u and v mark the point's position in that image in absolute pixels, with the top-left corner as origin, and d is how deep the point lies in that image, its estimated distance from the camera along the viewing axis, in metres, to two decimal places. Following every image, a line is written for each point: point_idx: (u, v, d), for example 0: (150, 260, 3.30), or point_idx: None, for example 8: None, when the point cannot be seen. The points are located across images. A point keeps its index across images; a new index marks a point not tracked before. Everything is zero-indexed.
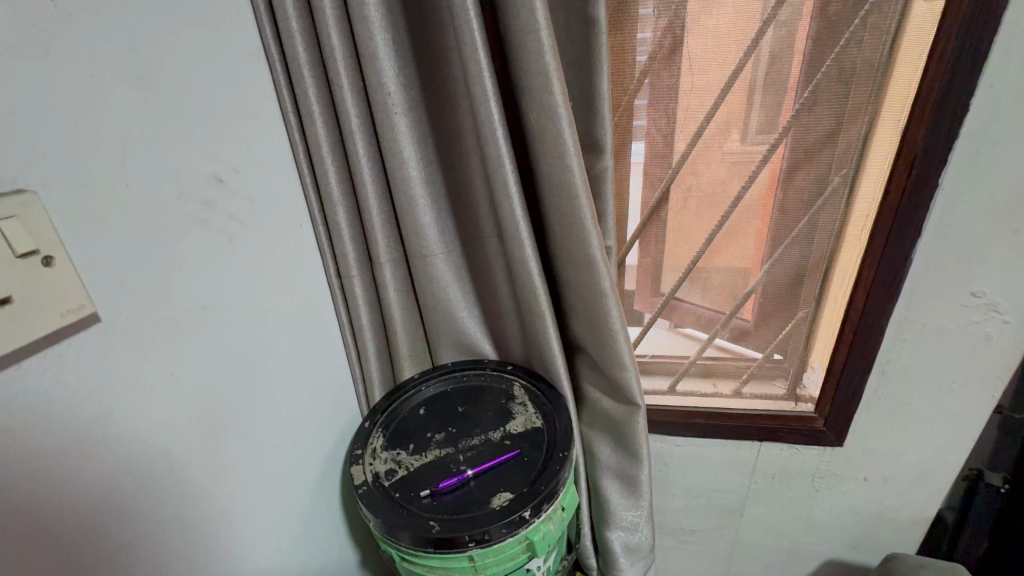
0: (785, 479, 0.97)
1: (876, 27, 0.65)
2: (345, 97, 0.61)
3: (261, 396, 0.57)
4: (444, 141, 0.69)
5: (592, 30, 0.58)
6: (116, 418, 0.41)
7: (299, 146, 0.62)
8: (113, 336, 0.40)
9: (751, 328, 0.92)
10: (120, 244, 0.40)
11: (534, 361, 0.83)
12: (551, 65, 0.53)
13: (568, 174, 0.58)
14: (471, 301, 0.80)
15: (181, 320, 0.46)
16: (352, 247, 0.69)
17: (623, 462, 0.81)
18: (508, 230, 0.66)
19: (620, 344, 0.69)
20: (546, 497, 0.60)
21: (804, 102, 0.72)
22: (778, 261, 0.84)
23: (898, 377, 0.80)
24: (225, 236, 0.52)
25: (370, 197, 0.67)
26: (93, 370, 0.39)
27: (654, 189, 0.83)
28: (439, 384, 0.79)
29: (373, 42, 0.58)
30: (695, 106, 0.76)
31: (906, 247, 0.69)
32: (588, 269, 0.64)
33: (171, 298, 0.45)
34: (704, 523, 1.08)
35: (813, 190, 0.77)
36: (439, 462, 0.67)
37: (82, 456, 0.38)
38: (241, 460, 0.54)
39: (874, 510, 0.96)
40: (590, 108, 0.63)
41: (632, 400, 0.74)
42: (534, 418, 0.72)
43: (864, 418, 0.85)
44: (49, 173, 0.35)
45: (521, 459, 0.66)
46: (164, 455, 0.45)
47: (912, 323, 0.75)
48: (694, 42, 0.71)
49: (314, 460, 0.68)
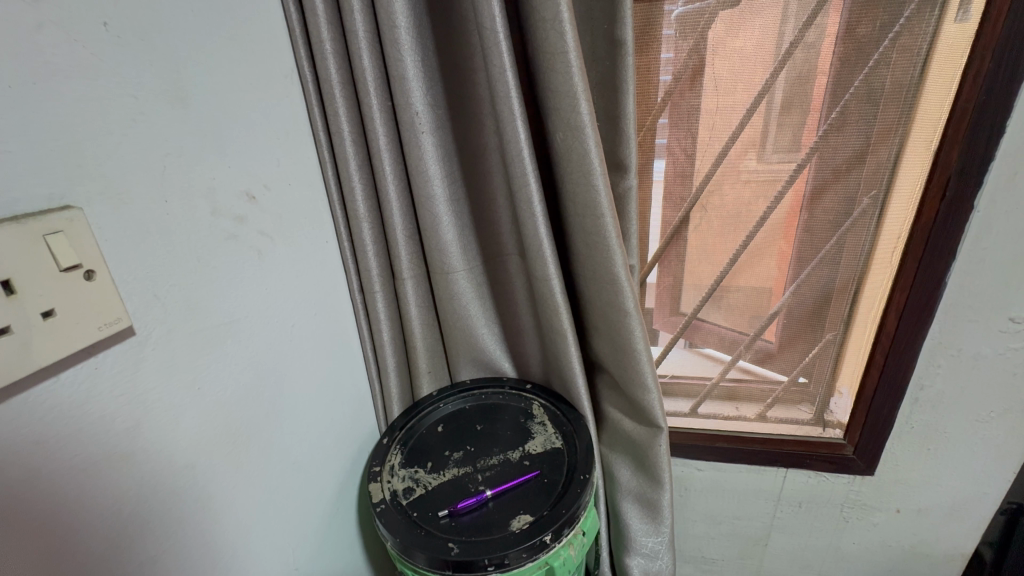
0: (812, 509, 0.93)
1: (905, 48, 0.65)
2: (373, 116, 0.62)
3: (283, 411, 0.58)
4: (467, 160, 0.70)
5: (618, 52, 0.59)
6: (144, 432, 0.41)
7: (328, 164, 0.63)
8: (145, 348, 0.41)
9: (775, 350, 0.90)
10: (156, 258, 0.41)
11: (553, 379, 0.82)
12: (579, 85, 0.53)
13: (593, 193, 0.58)
14: (491, 317, 0.80)
15: (210, 335, 0.47)
16: (374, 262, 0.70)
17: (644, 486, 0.79)
18: (531, 248, 0.66)
19: (643, 364, 0.68)
20: (566, 521, 0.58)
21: (831, 122, 0.71)
22: (803, 283, 0.83)
23: (932, 404, 0.77)
24: (255, 252, 0.52)
25: (395, 214, 0.68)
26: (125, 385, 0.39)
27: (677, 208, 0.83)
28: (458, 401, 0.78)
29: (403, 63, 0.59)
30: (719, 126, 0.76)
31: (940, 270, 0.67)
32: (611, 287, 0.64)
33: (203, 312, 0.46)
34: (726, 552, 1.04)
35: (840, 211, 0.76)
36: (457, 481, 0.66)
37: (112, 471, 0.38)
38: (262, 476, 0.54)
39: (908, 544, 0.92)
40: (615, 127, 0.63)
41: (655, 422, 0.73)
42: (554, 438, 0.71)
43: (896, 446, 0.82)
44: (93, 190, 0.36)
45: (541, 480, 0.65)
46: (190, 470, 0.45)
47: (948, 349, 0.72)
48: (719, 63, 0.71)
49: (331, 475, 0.67)
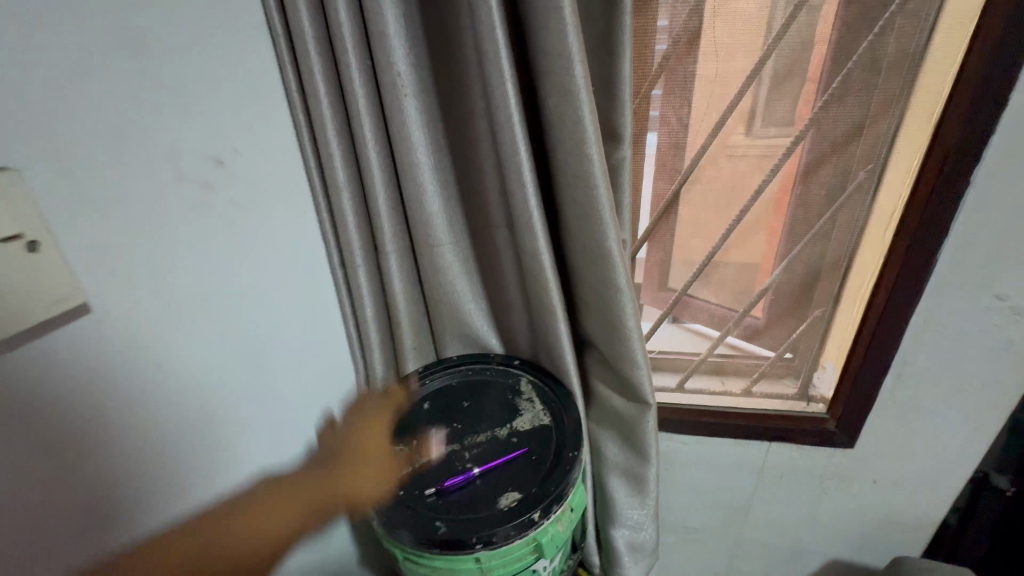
0: (793, 480, 0.95)
1: (912, 13, 0.62)
2: (352, 76, 0.57)
3: (259, 382, 0.57)
4: (454, 126, 0.66)
5: (615, 11, 0.55)
6: (106, 384, 0.41)
7: (303, 129, 0.59)
8: (104, 306, 0.40)
9: (763, 326, 0.91)
10: (115, 220, 0.40)
11: (541, 355, 0.80)
12: (573, 46, 0.50)
13: (586, 164, 0.55)
14: (478, 292, 0.77)
15: (177, 299, 0.46)
16: (357, 236, 0.66)
17: (631, 461, 0.79)
18: (520, 220, 0.63)
19: (633, 340, 0.67)
20: (555, 498, 0.58)
21: (832, 92, 0.69)
22: (794, 259, 0.82)
23: (914, 378, 0.78)
24: (224, 224, 0.50)
25: (377, 184, 0.64)
26: (83, 341, 0.39)
27: (670, 181, 0.80)
28: (444, 378, 0.77)
29: (383, 18, 0.55)
30: (717, 95, 0.73)
31: (932, 247, 0.67)
32: (603, 261, 0.62)
33: (166, 277, 0.45)
34: (708, 522, 1.07)
35: (834, 185, 0.75)
36: (444, 459, 0.65)
37: (73, 444, 0.39)
38: (231, 450, 0.54)
39: (882, 512, 0.95)
40: (610, 95, 0.60)
41: (643, 398, 0.72)
42: (542, 415, 0.70)
43: (876, 420, 0.84)
44: (42, 149, 0.35)
45: (529, 457, 0.64)
46: (157, 425, 0.45)
47: (932, 325, 0.73)
48: (720, 25, 0.68)
49: (313, 449, 0.67)
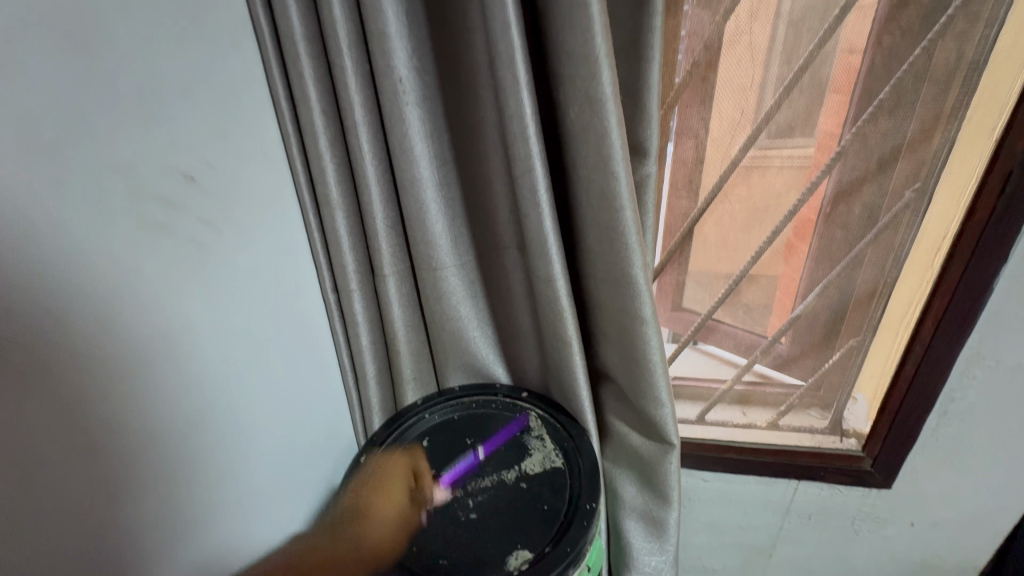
0: (821, 520, 0.88)
1: (972, 18, 0.56)
2: (348, 81, 0.51)
3: (251, 411, 0.51)
4: (460, 136, 0.60)
5: (645, 11, 0.49)
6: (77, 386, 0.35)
7: (292, 138, 0.53)
8: (76, 303, 0.35)
9: (792, 354, 0.84)
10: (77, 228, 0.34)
11: (552, 387, 0.73)
12: (600, 49, 0.44)
13: (611, 181, 0.49)
14: (484, 318, 0.71)
15: (159, 309, 0.41)
16: (351, 258, 0.59)
17: (649, 503, 0.72)
18: (533, 242, 0.56)
19: (657, 376, 0.60)
20: (572, 562, 0.51)
21: (880, 104, 0.62)
22: (828, 286, 0.75)
23: (961, 416, 0.71)
24: (201, 251, 0.44)
25: (375, 200, 0.57)
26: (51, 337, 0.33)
27: (695, 198, 0.74)
28: (445, 411, 0.69)
29: (384, 16, 0.48)
30: (750, 105, 0.66)
31: (989, 275, 0.60)
32: (626, 289, 0.55)
33: (144, 284, 0.39)
34: (727, 562, 0.99)
35: (875, 206, 0.68)
36: (445, 509, 0.58)
37: (44, 499, 0.34)
38: (213, 498, 0.48)
39: (918, 556, 0.88)
40: (636, 104, 0.54)
41: (666, 438, 0.65)
42: (554, 456, 0.63)
43: (917, 460, 0.76)
44: None
45: (540, 507, 0.57)
46: (132, 437, 0.39)
47: (984, 359, 0.66)
48: (756, 29, 0.62)
49: (302, 485, 0.61)
